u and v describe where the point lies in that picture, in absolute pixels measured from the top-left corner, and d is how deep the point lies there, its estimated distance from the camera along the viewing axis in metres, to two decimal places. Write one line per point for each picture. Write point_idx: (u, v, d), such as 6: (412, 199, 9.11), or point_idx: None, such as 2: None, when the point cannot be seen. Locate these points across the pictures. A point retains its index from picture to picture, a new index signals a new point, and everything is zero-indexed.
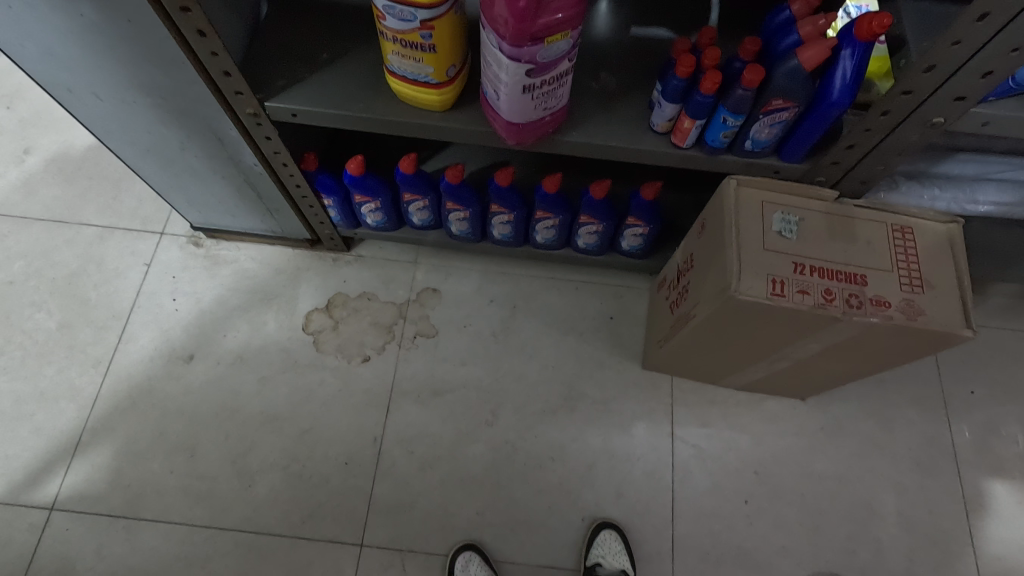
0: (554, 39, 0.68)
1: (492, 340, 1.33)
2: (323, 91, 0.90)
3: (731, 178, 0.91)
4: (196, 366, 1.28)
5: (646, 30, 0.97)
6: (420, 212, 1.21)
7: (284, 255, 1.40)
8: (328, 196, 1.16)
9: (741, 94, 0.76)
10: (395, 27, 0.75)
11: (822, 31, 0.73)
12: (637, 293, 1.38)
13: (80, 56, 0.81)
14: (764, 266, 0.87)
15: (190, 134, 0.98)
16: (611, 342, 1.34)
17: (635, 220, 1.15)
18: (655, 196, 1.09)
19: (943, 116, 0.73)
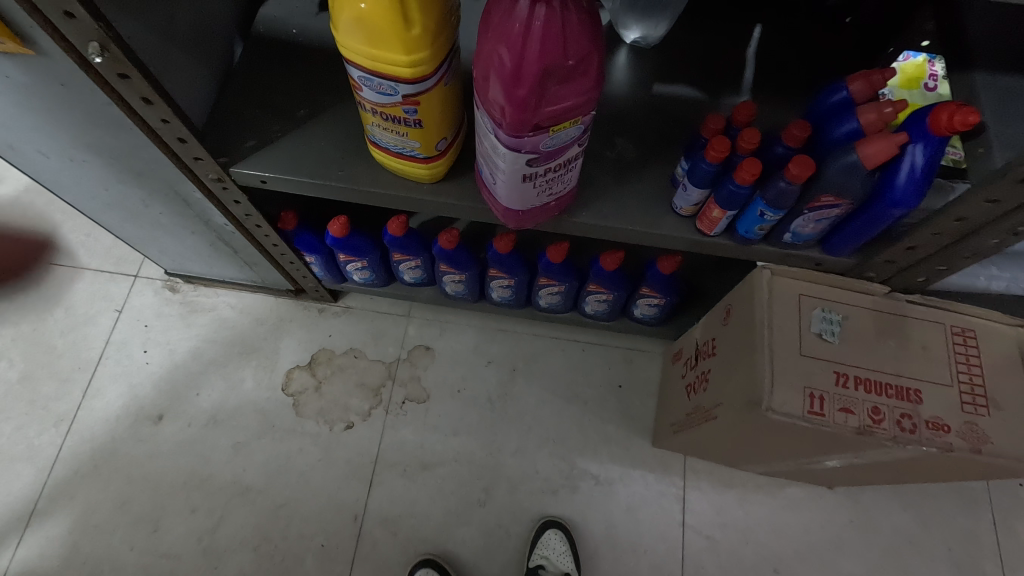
0: (562, 128, 0.56)
1: (487, 406, 1.22)
2: (297, 155, 0.79)
3: (765, 268, 0.79)
4: (164, 428, 1.18)
5: (670, 88, 0.85)
6: (412, 270, 1.10)
7: (266, 304, 1.29)
8: (310, 254, 1.05)
9: (784, 188, 0.64)
10: (374, 100, 0.63)
11: (887, 120, 0.60)
12: (649, 358, 1.26)
13: (14, 117, 0.70)
14: (801, 377, 0.74)
15: (151, 193, 0.87)
16: (618, 413, 1.22)
17: (650, 291, 1.03)
18: (674, 269, 0.97)
19: None
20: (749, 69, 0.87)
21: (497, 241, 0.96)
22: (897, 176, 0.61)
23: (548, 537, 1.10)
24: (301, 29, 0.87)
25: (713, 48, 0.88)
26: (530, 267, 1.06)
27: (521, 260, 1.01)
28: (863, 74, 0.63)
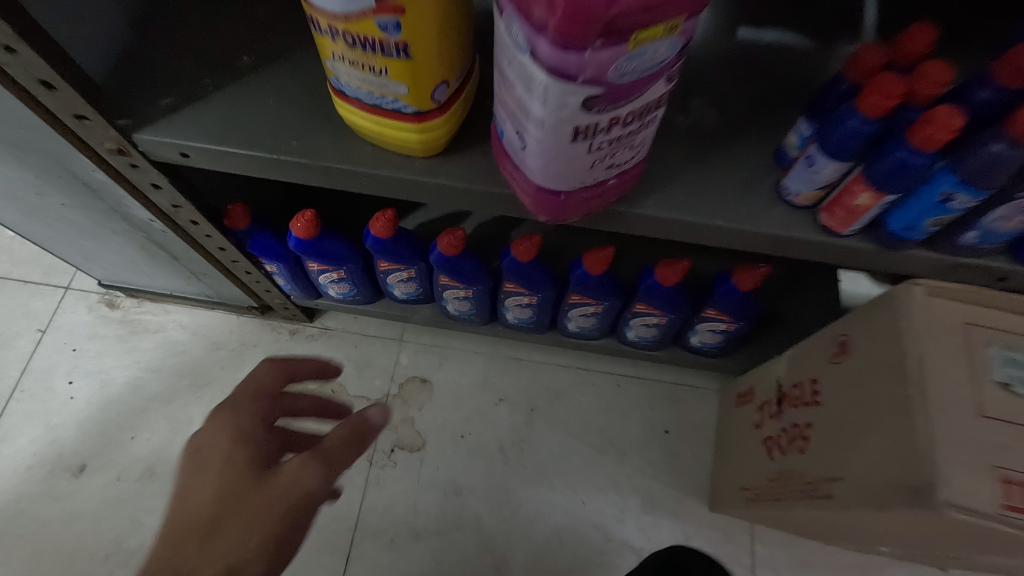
0: (651, 34, 0.32)
1: (498, 458, 0.97)
2: (234, 119, 0.55)
3: (917, 284, 0.54)
4: (87, 482, 0.93)
5: (765, 33, 0.61)
6: (404, 284, 0.85)
7: (225, 324, 1.05)
8: (271, 261, 0.81)
9: (1002, 154, 0.40)
10: (333, 10, 0.39)
11: None
12: (701, 397, 1.00)
13: None
14: (987, 454, 0.48)
15: (40, 176, 0.63)
16: (664, 468, 0.96)
17: (717, 313, 0.78)
18: (755, 285, 0.72)
19: None
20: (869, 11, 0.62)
21: (516, 245, 0.71)
22: None
23: None
24: None
25: None
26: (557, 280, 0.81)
27: (548, 272, 0.77)
28: None
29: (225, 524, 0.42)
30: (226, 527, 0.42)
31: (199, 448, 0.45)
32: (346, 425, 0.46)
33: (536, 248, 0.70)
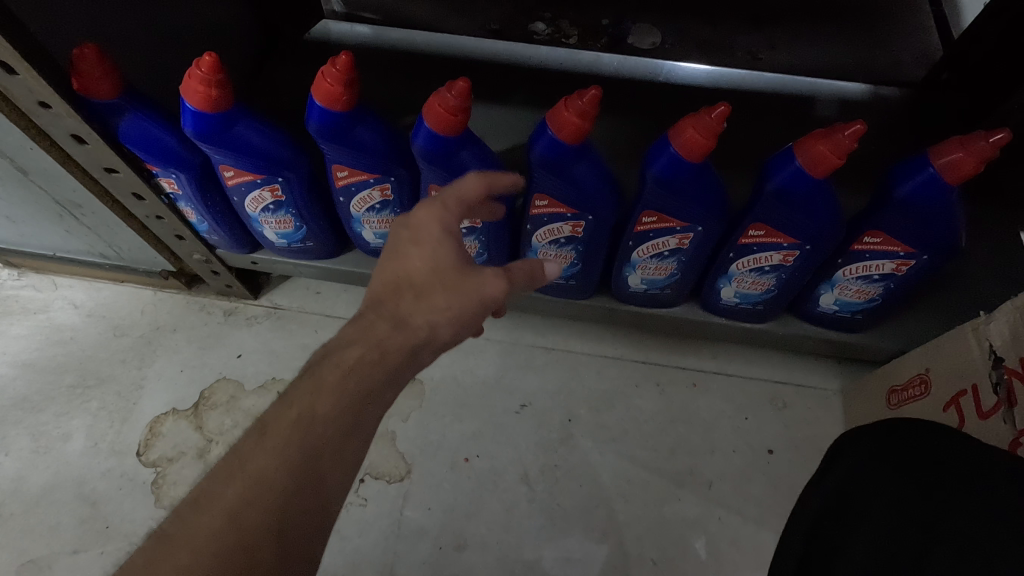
0: None
1: (518, 494, 0.64)
2: None
3: None
4: None
5: None
6: (375, 217, 0.56)
7: (135, 301, 0.75)
8: (168, 172, 0.52)
9: None
10: None
11: None
12: (820, 402, 0.68)
13: None
14: None
15: None
16: (772, 509, 0.63)
17: (887, 241, 0.47)
18: (972, 176, 0.41)
19: None
20: None
21: (556, 111, 0.42)
22: None
23: None
24: None
25: None
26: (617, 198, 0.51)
27: (606, 174, 0.47)
28: None
29: (431, 293, 0.36)
30: (432, 300, 0.36)
31: (409, 227, 0.37)
32: (527, 261, 0.38)
33: (590, 110, 0.41)
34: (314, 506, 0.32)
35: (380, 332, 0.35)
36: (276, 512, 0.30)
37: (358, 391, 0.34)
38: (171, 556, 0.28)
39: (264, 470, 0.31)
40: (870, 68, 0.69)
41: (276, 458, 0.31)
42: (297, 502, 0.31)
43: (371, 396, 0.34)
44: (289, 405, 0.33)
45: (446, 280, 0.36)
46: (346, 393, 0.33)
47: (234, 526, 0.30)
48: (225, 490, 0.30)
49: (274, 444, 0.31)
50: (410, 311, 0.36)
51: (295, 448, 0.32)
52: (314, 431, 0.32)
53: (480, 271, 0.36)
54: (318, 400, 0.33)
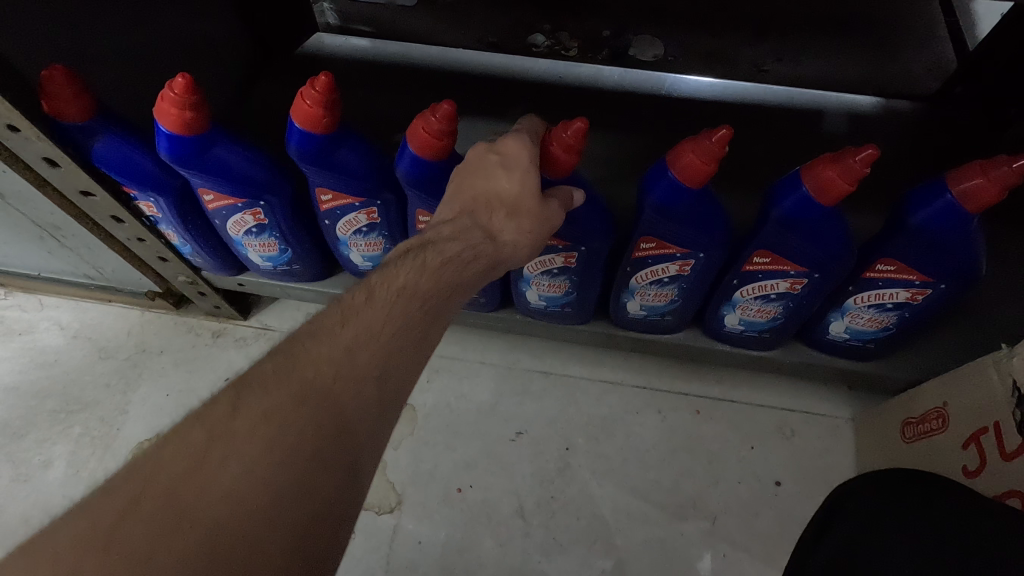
0: None
1: (513, 528, 0.61)
2: None
3: None
4: None
5: None
6: (363, 240, 0.54)
7: (121, 320, 0.73)
8: (144, 193, 0.49)
9: None
10: None
11: None
12: (830, 432, 0.65)
13: None
14: None
15: None
16: (783, 543, 0.60)
17: (901, 269, 0.44)
18: (995, 203, 0.39)
19: None
20: None
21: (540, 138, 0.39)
22: None
23: None
24: None
25: None
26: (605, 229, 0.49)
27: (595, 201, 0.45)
28: None
29: (520, 215, 0.37)
30: (522, 220, 0.37)
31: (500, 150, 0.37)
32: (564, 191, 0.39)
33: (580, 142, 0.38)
34: (408, 368, 0.33)
35: (476, 239, 0.37)
36: (379, 361, 0.32)
37: (452, 279, 0.36)
38: (297, 372, 0.30)
39: (374, 321, 0.33)
40: (882, 83, 0.66)
41: (387, 323, 0.33)
42: (396, 358, 0.33)
43: (457, 290, 0.37)
44: (395, 270, 0.35)
45: (531, 209, 0.37)
46: (442, 280, 0.36)
47: (349, 357, 0.31)
48: (346, 327, 0.32)
49: (385, 299, 0.34)
50: (499, 228, 0.37)
51: (401, 309, 0.34)
52: (418, 300, 0.34)
53: (558, 202, 0.38)
54: (426, 268, 0.35)
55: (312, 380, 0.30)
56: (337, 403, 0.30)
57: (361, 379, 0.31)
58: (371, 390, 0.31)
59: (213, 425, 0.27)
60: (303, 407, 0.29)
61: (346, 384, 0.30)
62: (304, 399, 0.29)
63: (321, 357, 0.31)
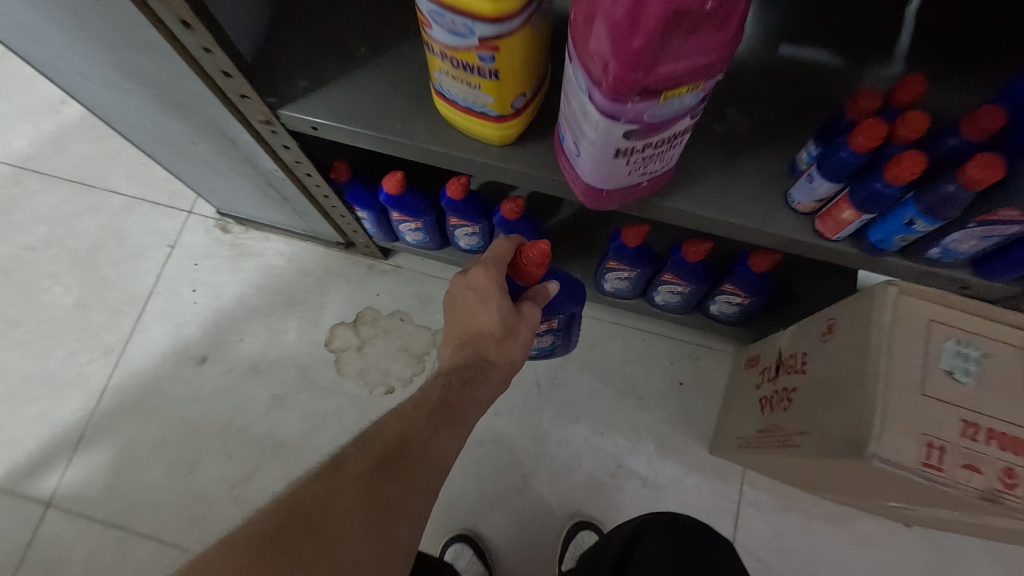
0: (675, 93, 0.44)
1: (534, 389, 1.14)
2: (347, 99, 0.69)
3: (892, 285, 0.65)
4: (207, 371, 1.17)
5: (799, 50, 0.69)
6: (468, 238, 1.01)
7: (314, 253, 1.24)
8: (363, 209, 0.97)
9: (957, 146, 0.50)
10: (445, 40, 0.52)
11: None
12: (717, 359, 1.14)
13: (56, 33, 0.63)
14: (921, 422, 0.62)
15: (198, 130, 0.80)
16: (677, 414, 1.12)
17: (734, 289, 0.90)
18: (774, 259, 0.80)
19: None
20: (904, 32, 0.68)
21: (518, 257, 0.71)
22: None
23: (581, 538, 1.03)
24: None
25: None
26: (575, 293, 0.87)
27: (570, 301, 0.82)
28: None
29: (512, 334, 0.69)
30: (511, 336, 0.69)
31: (483, 292, 0.69)
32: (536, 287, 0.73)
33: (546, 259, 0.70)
34: (439, 451, 0.64)
35: (483, 362, 0.70)
36: (422, 436, 0.64)
37: (461, 403, 0.68)
38: (376, 445, 0.61)
39: (413, 432, 0.63)
40: None
41: (422, 419, 0.65)
42: (434, 445, 0.64)
43: (465, 409, 0.68)
44: (427, 395, 0.67)
45: (516, 324, 0.69)
46: (458, 400, 0.68)
47: (407, 435, 0.63)
48: (403, 426, 0.63)
49: (422, 411, 0.65)
50: (497, 349, 0.69)
51: (431, 421, 0.65)
52: (442, 403, 0.67)
53: (530, 304, 0.70)
54: (448, 392, 0.67)
55: (388, 453, 0.61)
56: (403, 469, 0.60)
57: (416, 459, 0.62)
58: (420, 468, 0.62)
59: (337, 475, 0.58)
60: (381, 465, 0.60)
61: (405, 462, 0.61)
62: (383, 458, 0.60)
63: (389, 441, 0.62)
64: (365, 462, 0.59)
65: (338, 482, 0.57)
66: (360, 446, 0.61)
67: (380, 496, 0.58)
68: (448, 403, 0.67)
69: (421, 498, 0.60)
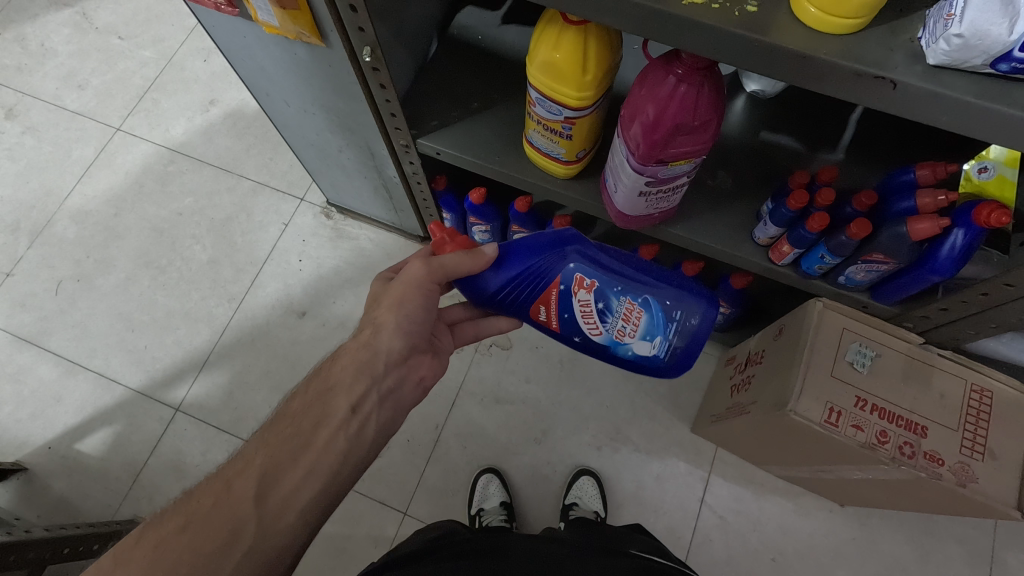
0: (678, 163, 0.74)
1: (558, 366, 1.45)
2: (464, 136, 1.02)
3: (818, 300, 0.95)
4: (306, 322, 1.50)
5: (774, 136, 0.99)
6: None
7: (397, 242, 1.57)
8: (448, 211, 1.28)
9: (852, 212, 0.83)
10: (543, 114, 0.84)
11: (938, 178, 0.78)
12: (705, 359, 1.44)
13: (286, 77, 0.98)
14: (826, 393, 0.91)
15: (349, 143, 1.14)
16: (669, 399, 1.41)
17: (718, 301, 1.19)
18: (747, 279, 1.09)
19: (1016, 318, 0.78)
20: (848, 130, 0.98)
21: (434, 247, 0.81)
22: (940, 247, 0.75)
23: (582, 482, 1.33)
24: (484, 36, 1.09)
25: (822, 107, 1.00)
26: (616, 257, 0.85)
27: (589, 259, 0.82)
28: (931, 163, 0.78)
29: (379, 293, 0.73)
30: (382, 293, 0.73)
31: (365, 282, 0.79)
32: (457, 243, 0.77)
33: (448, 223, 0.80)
34: (262, 482, 0.62)
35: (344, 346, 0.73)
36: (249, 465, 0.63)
37: (312, 414, 0.67)
38: (178, 511, 0.61)
39: (243, 462, 0.64)
40: None
41: (255, 445, 0.65)
42: (269, 467, 0.63)
43: (322, 410, 0.68)
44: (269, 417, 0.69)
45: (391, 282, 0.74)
46: (305, 409, 0.68)
47: (227, 478, 0.63)
48: (227, 470, 0.64)
49: (253, 442, 0.66)
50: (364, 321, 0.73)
51: (263, 446, 0.65)
52: (276, 423, 0.67)
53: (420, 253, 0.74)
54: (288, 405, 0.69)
55: (206, 508, 0.61)
56: (222, 511, 0.60)
57: (242, 498, 0.61)
58: (251, 505, 0.61)
59: (120, 553, 0.59)
60: (181, 529, 0.59)
61: (230, 502, 0.61)
62: (180, 528, 0.59)
63: (211, 487, 0.62)
64: (178, 518, 0.60)
65: (132, 557, 0.58)
66: (169, 512, 0.61)
67: (197, 543, 0.58)
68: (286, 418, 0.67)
69: (261, 530, 0.60)
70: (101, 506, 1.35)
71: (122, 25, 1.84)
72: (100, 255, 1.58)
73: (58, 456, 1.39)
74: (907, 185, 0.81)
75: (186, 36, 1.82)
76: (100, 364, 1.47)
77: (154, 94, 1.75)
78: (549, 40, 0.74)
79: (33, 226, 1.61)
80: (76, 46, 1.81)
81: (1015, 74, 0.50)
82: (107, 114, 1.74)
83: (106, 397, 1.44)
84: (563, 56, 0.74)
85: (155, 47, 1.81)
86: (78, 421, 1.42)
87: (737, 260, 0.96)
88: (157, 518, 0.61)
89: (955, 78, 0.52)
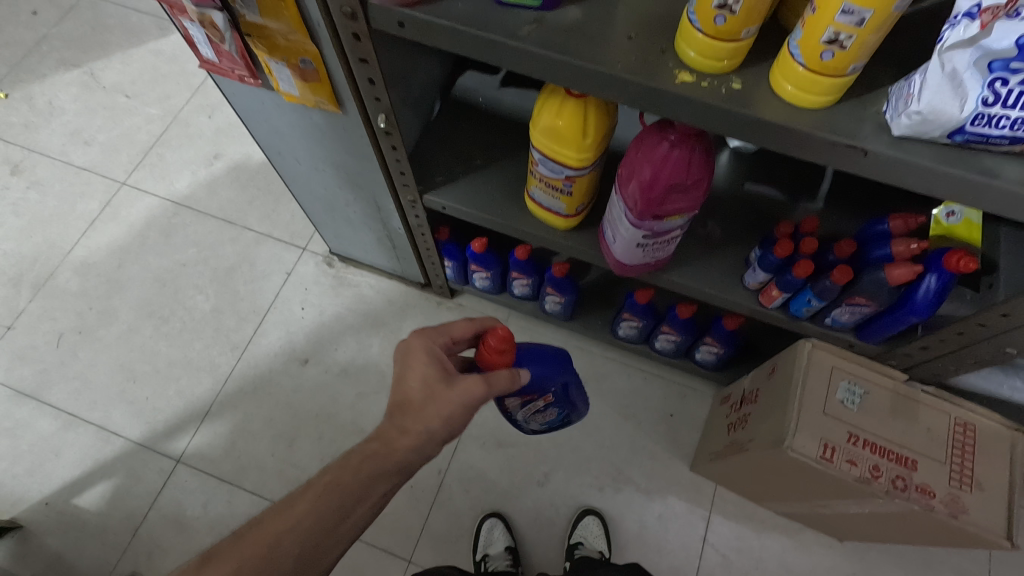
0: (672, 218, 0.80)
1: None
2: (469, 191, 1.08)
3: (807, 340, 1.01)
4: (308, 369, 1.52)
5: (757, 187, 1.07)
6: (520, 287, 1.37)
7: (398, 289, 1.61)
8: (450, 259, 1.33)
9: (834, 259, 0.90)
10: (545, 173, 0.90)
11: (910, 228, 0.85)
12: (700, 397, 1.48)
13: (300, 138, 1.04)
14: (820, 430, 0.96)
15: (357, 197, 1.19)
16: (667, 438, 1.44)
17: (712, 341, 1.24)
18: (739, 321, 1.14)
19: (990, 354, 0.84)
20: (824, 181, 1.06)
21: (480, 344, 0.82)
22: (917, 290, 0.81)
23: (586, 523, 1.34)
24: (485, 97, 1.17)
25: (800, 160, 1.08)
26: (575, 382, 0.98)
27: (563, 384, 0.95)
28: (902, 215, 0.85)
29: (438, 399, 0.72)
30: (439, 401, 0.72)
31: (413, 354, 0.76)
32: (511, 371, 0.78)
33: (507, 343, 0.81)
34: (305, 550, 0.66)
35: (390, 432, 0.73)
36: (297, 528, 0.66)
37: (358, 491, 0.70)
38: (229, 558, 0.64)
39: (293, 521, 0.67)
40: None
41: (304, 510, 0.68)
42: (314, 537, 0.66)
43: (364, 490, 0.70)
44: (320, 480, 0.70)
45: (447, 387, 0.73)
46: (352, 484, 0.70)
47: (276, 536, 0.66)
48: (279, 526, 0.67)
49: (303, 504, 0.68)
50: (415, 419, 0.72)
51: (313, 511, 0.68)
52: (326, 491, 0.69)
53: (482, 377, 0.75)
54: (339, 475, 0.70)
55: (255, 559, 0.64)
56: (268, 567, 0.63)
57: (286, 558, 0.65)
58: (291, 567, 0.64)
59: None
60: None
61: (273, 563, 0.64)
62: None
63: (263, 538, 0.65)
64: (233, 561, 0.64)
65: None
66: (228, 548, 0.65)
67: None
68: (335, 488, 0.69)
69: None
70: (98, 563, 1.32)
71: (129, 84, 1.91)
72: (102, 306, 1.60)
73: (54, 512, 1.37)
74: (882, 234, 0.88)
75: (191, 94, 1.90)
76: (100, 416, 1.47)
77: (159, 149, 1.81)
78: (551, 107, 0.81)
79: (35, 279, 1.63)
80: (83, 104, 1.88)
81: (969, 143, 0.57)
82: (113, 169, 1.78)
83: (106, 450, 1.44)
84: (565, 122, 0.81)
85: (160, 104, 1.88)
86: (76, 475, 1.41)
87: (730, 304, 1.02)
88: (217, 551, 0.65)
89: (918, 146, 0.59)
